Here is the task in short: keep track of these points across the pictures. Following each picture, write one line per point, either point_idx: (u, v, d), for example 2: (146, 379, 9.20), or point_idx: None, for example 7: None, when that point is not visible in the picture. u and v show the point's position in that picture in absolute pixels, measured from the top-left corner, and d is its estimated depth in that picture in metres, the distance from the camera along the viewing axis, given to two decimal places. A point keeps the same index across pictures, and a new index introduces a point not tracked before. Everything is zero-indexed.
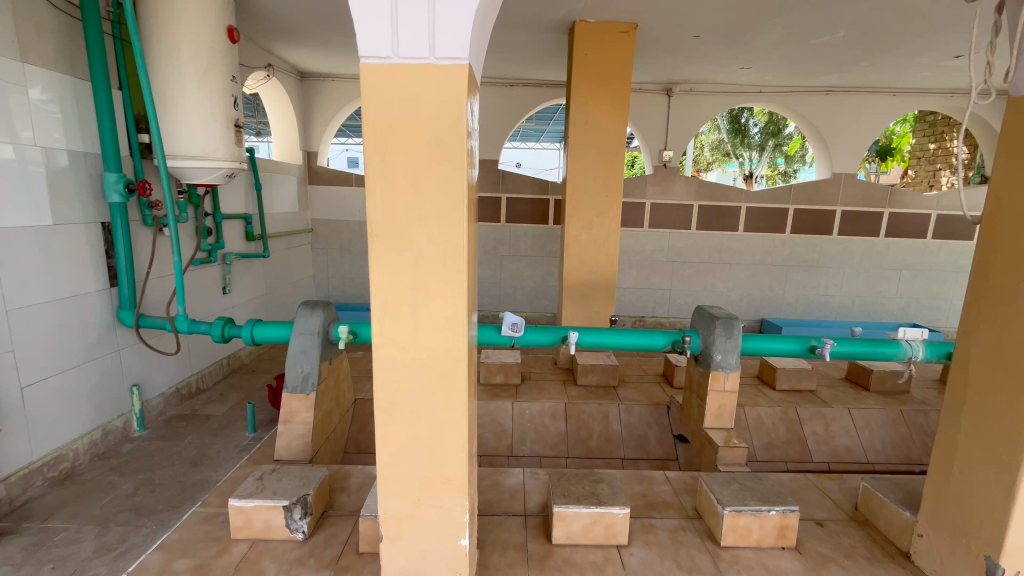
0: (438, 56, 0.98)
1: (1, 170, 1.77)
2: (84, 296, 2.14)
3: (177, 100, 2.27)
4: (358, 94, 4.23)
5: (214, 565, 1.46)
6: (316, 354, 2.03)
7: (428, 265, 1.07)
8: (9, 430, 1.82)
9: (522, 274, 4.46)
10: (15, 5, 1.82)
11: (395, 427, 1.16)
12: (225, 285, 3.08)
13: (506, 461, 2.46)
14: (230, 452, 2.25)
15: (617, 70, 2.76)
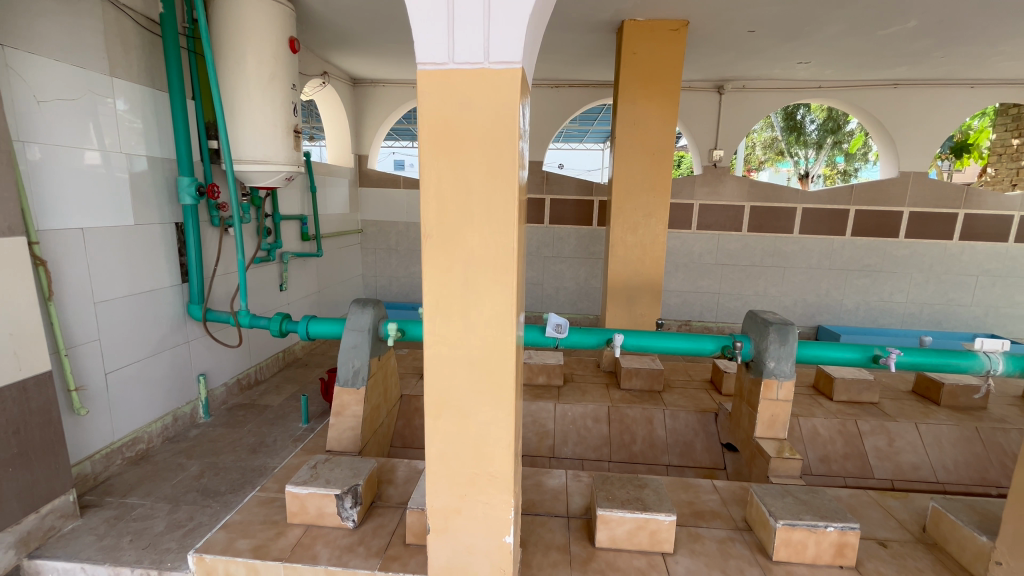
0: (492, 60, 1.00)
1: (90, 176, 1.95)
2: (159, 291, 2.32)
3: (243, 108, 2.42)
4: (406, 98, 4.35)
5: (272, 547, 1.54)
6: (366, 350, 2.10)
7: (478, 265, 1.09)
8: (95, 412, 1.99)
9: (565, 276, 4.45)
10: (105, 24, 2.00)
11: (444, 423, 1.19)
12: (282, 283, 3.24)
13: (547, 462, 2.47)
14: (284, 441, 2.37)
15: (666, 69, 2.71)
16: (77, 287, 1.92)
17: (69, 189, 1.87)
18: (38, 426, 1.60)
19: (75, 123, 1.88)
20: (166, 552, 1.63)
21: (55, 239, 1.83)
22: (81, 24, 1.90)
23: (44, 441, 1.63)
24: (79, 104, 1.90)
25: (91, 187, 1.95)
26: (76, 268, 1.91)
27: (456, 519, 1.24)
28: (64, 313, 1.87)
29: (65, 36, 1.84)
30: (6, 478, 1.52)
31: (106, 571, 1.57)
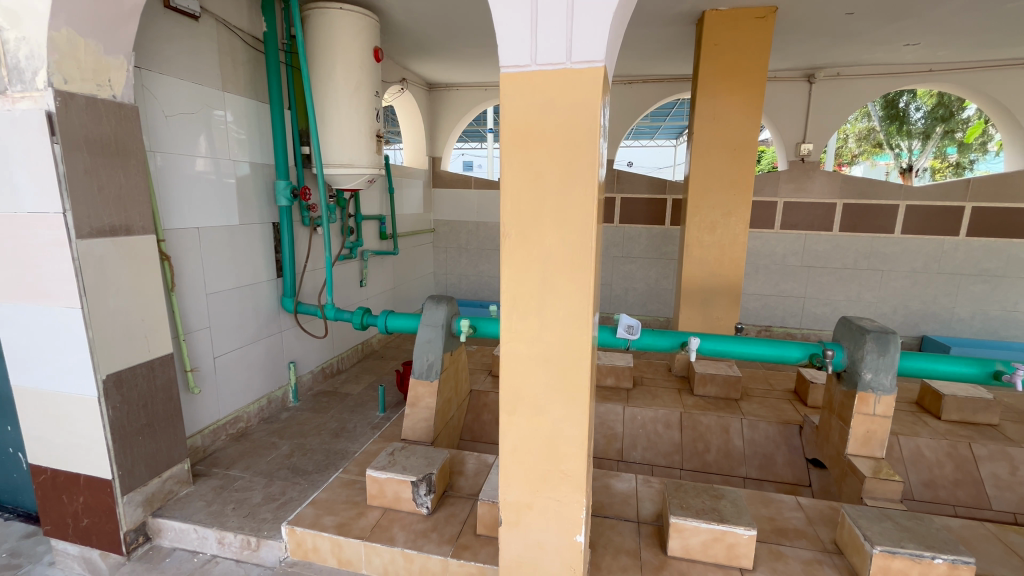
0: (574, 60, 1.00)
1: (204, 181, 2.18)
2: (258, 284, 2.55)
3: (332, 115, 2.60)
4: (479, 101, 4.46)
5: (354, 526, 1.65)
6: (440, 345, 2.18)
7: (555, 264, 1.10)
8: (205, 392, 2.24)
9: (634, 276, 4.34)
10: (219, 44, 2.23)
11: (519, 419, 1.21)
12: (362, 279, 3.44)
13: (615, 465, 2.44)
14: (364, 428, 2.52)
15: (750, 59, 2.57)
16: (193, 280, 2.16)
17: (187, 192, 2.10)
18: (161, 401, 1.83)
19: (194, 134, 2.12)
20: (263, 522, 1.79)
21: (177, 238, 2.07)
22: (200, 45, 2.13)
23: (166, 415, 1.85)
24: (197, 117, 2.13)
25: (204, 191, 2.19)
26: (193, 263, 2.15)
27: (528, 514, 1.26)
28: (183, 303, 2.11)
29: (187, 58, 2.08)
30: (138, 444, 1.74)
31: (214, 534, 1.75)
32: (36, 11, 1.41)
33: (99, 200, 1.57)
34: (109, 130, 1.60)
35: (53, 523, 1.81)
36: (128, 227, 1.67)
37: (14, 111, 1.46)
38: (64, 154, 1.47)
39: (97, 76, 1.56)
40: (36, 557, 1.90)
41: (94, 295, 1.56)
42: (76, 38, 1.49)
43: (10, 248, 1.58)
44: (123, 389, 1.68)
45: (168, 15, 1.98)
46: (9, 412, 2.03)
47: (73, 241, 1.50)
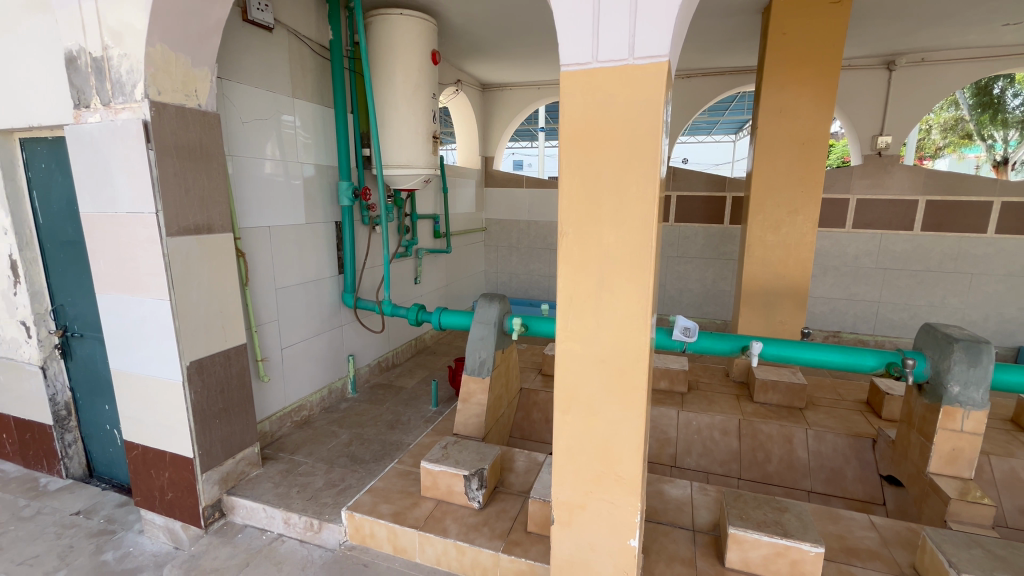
0: (636, 56, 0.98)
1: (274, 183, 2.32)
2: (321, 280, 2.68)
3: (392, 118, 2.70)
4: (532, 100, 4.47)
5: (409, 515, 1.71)
6: (492, 342, 2.20)
7: (614, 264, 1.08)
8: (273, 380, 2.38)
9: (690, 277, 4.21)
10: (290, 53, 2.37)
11: (573, 418, 1.20)
12: (416, 276, 3.54)
13: (668, 471, 2.38)
14: (417, 420, 2.59)
15: (822, 47, 2.42)
16: (265, 275, 2.30)
17: (260, 193, 2.24)
18: (236, 388, 1.97)
19: (266, 139, 2.26)
20: (324, 506, 1.88)
21: (251, 236, 2.21)
22: (273, 55, 2.27)
23: (240, 401, 1.99)
24: (269, 122, 2.27)
25: (274, 192, 2.33)
26: (264, 260, 2.29)
27: (581, 515, 1.25)
28: (255, 297, 2.26)
29: (262, 67, 2.21)
30: (215, 427, 1.89)
31: (281, 514, 1.86)
32: (136, 29, 1.55)
33: (186, 201, 1.71)
34: (195, 137, 1.74)
35: (142, 494, 1.99)
36: (209, 226, 1.81)
37: (116, 121, 1.62)
38: (158, 159, 1.61)
39: (185, 87, 1.70)
40: (129, 525, 2.11)
41: (180, 288, 1.71)
42: (168, 53, 1.63)
43: (110, 245, 1.76)
44: (203, 375, 1.82)
45: (246, 28, 2.12)
46: (107, 393, 2.25)
47: (164, 239, 1.64)
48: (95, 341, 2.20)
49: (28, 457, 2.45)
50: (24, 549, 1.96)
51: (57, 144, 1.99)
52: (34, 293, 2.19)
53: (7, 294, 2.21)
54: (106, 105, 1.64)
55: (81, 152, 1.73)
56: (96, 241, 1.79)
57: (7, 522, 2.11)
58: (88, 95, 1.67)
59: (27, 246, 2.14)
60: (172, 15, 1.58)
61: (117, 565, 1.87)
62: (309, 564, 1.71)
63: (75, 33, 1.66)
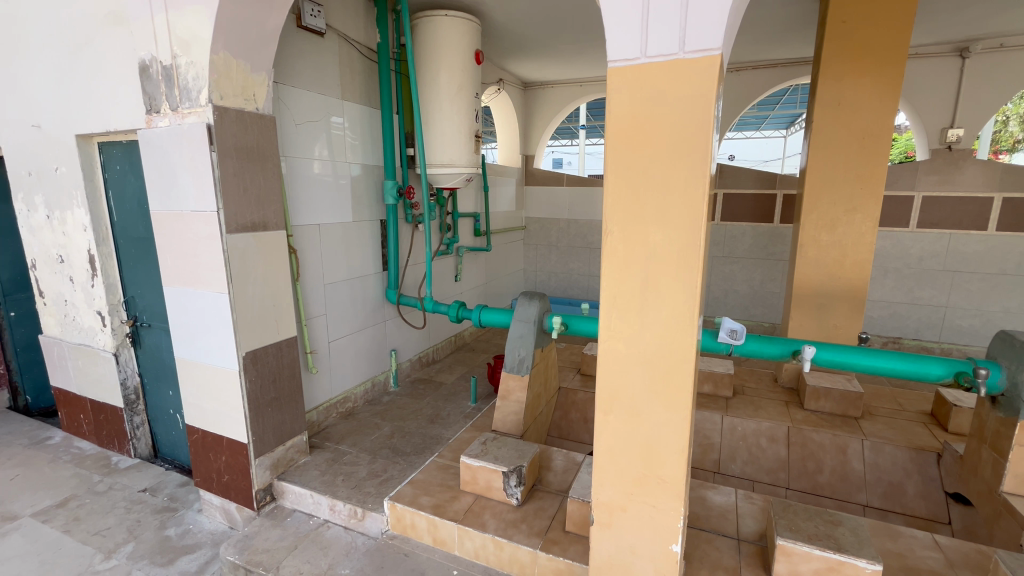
0: (687, 49, 0.96)
1: (324, 182, 2.41)
2: (366, 277, 2.77)
3: (436, 118, 2.75)
4: (573, 98, 4.44)
5: (448, 508, 1.74)
6: (532, 341, 2.20)
7: (660, 262, 1.06)
8: (321, 372, 2.48)
9: (736, 278, 4.06)
10: (340, 57, 2.45)
11: (614, 418, 1.19)
12: (457, 274, 3.59)
13: (711, 477, 2.32)
14: (457, 416, 2.63)
15: (886, 35, 2.28)
16: (314, 271, 2.40)
17: (311, 192, 2.34)
18: (287, 378, 2.06)
19: (317, 140, 2.35)
20: (368, 495, 1.94)
21: (302, 233, 2.31)
22: (324, 59, 2.35)
23: (290, 391, 2.09)
24: (319, 124, 2.36)
25: (324, 191, 2.42)
26: (314, 256, 2.39)
27: (621, 516, 1.24)
28: (305, 292, 2.36)
29: (314, 71, 2.30)
30: (267, 415, 1.98)
31: (327, 501, 1.94)
32: (201, 38, 1.65)
33: (245, 200, 1.81)
34: (252, 139, 1.83)
35: (201, 476, 2.12)
36: (265, 223, 1.90)
37: (183, 125, 1.73)
38: (219, 160, 1.71)
39: (245, 92, 1.79)
40: (189, 503, 2.25)
41: (238, 282, 1.80)
42: (230, 59, 1.72)
43: (176, 241, 1.88)
44: (258, 365, 1.91)
45: (300, 34, 2.21)
46: (171, 379, 2.41)
47: (224, 236, 1.74)
48: (161, 331, 2.35)
49: (102, 436, 2.66)
50: (99, 521, 2.13)
51: (130, 147, 2.14)
52: (109, 285, 2.37)
53: (86, 286, 2.41)
54: (174, 110, 1.76)
55: (152, 154, 1.85)
56: (163, 238, 1.91)
57: (84, 495, 2.30)
58: (158, 101, 1.79)
59: (103, 241, 2.32)
60: (233, 24, 1.66)
61: (179, 541, 2.02)
62: (353, 551, 1.77)
63: (148, 43, 1.78)
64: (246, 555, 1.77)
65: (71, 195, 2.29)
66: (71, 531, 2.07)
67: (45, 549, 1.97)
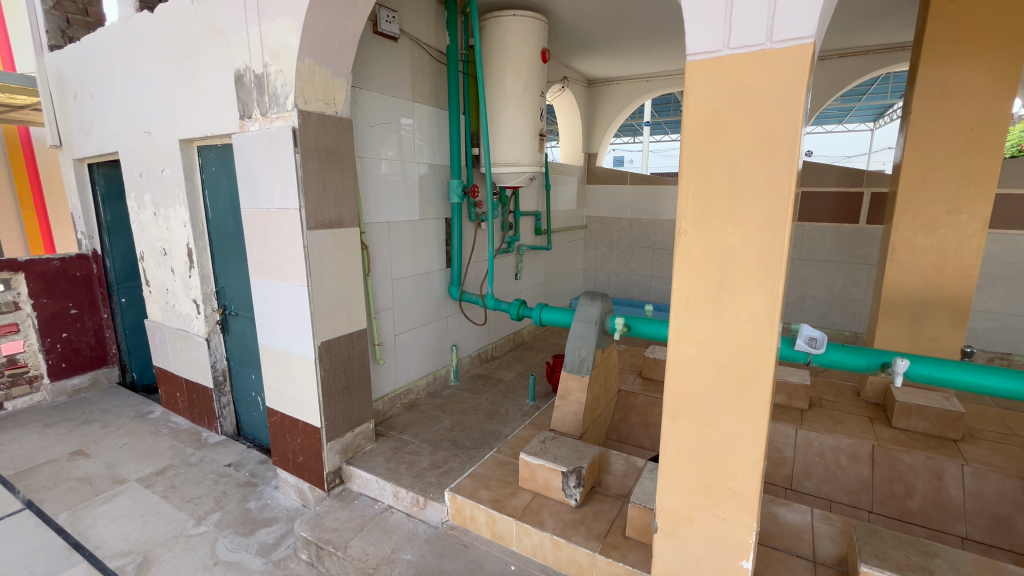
0: (775, 40, 0.91)
1: (393, 182, 2.51)
2: (431, 273, 2.85)
3: (501, 117, 2.78)
4: (639, 94, 4.33)
5: (507, 503, 1.76)
6: (593, 341, 2.17)
7: (737, 265, 1.02)
8: (387, 364, 2.59)
9: (814, 282, 3.80)
10: (411, 60, 2.53)
11: (682, 425, 1.15)
12: (517, 272, 3.61)
13: (783, 493, 2.19)
14: (515, 413, 2.64)
15: (1004, 14, 2.04)
16: (383, 267, 2.50)
17: (382, 191, 2.44)
18: (356, 368, 2.17)
19: (388, 140, 2.44)
20: (429, 485, 2.00)
21: (373, 230, 2.42)
22: (396, 63, 2.44)
23: (359, 380, 2.20)
24: (391, 126, 2.45)
25: (393, 190, 2.51)
26: (383, 252, 2.49)
27: (687, 527, 1.19)
28: (375, 286, 2.47)
29: (387, 74, 2.39)
30: (339, 401, 2.10)
31: (391, 487, 2.02)
32: (290, 47, 1.77)
33: (323, 198, 1.92)
34: (331, 140, 1.94)
35: (279, 455, 2.27)
36: (340, 221, 2.01)
37: (272, 128, 1.86)
38: (302, 161, 1.82)
39: (326, 96, 1.90)
40: (267, 480, 2.42)
41: (316, 276, 1.92)
42: (314, 66, 1.83)
43: (262, 237, 2.02)
44: (331, 354, 2.03)
45: (375, 39, 2.31)
46: (253, 364, 2.61)
47: (305, 232, 1.86)
48: (246, 320, 2.55)
49: (194, 413, 2.94)
50: (191, 490, 2.35)
51: (224, 150, 2.34)
52: (203, 276, 2.60)
53: (184, 277, 2.66)
54: (264, 115, 1.90)
55: (243, 156, 2.01)
56: (251, 234, 2.07)
57: (179, 465, 2.55)
58: (250, 107, 1.94)
59: (199, 236, 2.55)
60: (318, 33, 1.77)
61: (258, 514, 2.18)
62: (415, 537, 1.84)
63: (243, 53, 1.93)
64: (318, 532, 1.88)
65: (174, 193, 2.53)
66: (169, 497, 2.30)
67: (148, 511, 2.20)
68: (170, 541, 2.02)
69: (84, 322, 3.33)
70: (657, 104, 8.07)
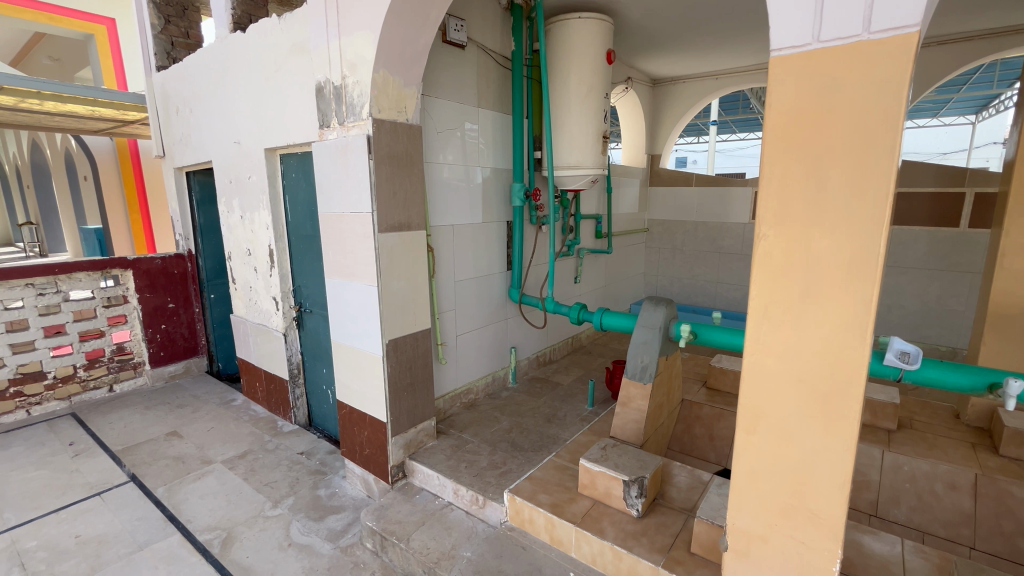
0: (873, 30, 0.84)
1: (458, 186, 2.57)
2: (492, 276, 2.89)
3: (565, 120, 2.78)
4: (708, 92, 4.17)
5: (567, 509, 1.75)
6: (656, 348, 2.11)
7: (824, 272, 0.95)
8: (449, 364, 2.66)
9: (904, 291, 3.48)
10: (478, 67, 2.59)
11: (758, 439, 1.09)
12: (577, 275, 3.58)
13: (866, 520, 2.03)
14: (574, 418, 2.62)
15: None
16: (447, 269, 2.57)
17: (447, 196, 2.51)
18: (421, 366, 2.24)
19: (453, 145, 2.50)
20: (488, 484, 2.02)
21: (438, 233, 2.49)
22: (464, 70, 2.51)
23: (423, 378, 2.27)
24: (456, 131, 2.52)
25: (457, 193, 2.57)
26: (447, 255, 2.56)
27: (761, 547, 1.13)
28: (439, 287, 2.54)
29: (454, 82, 2.46)
30: (404, 398, 2.18)
31: (451, 485, 2.06)
32: (366, 60, 1.86)
33: (393, 202, 2.00)
34: (402, 147, 2.02)
35: (347, 446, 2.39)
36: (409, 224, 2.09)
37: (348, 136, 1.97)
38: (375, 167, 1.91)
39: (398, 105, 1.99)
40: (335, 470, 2.56)
41: (385, 276, 2.00)
42: (388, 76, 1.91)
43: (336, 239, 2.14)
44: (398, 353, 2.11)
45: (444, 48, 2.38)
46: (325, 359, 2.77)
47: (376, 235, 1.95)
48: (320, 317, 2.71)
49: (271, 402, 3.15)
50: (269, 474, 2.52)
51: (304, 158, 2.50)
52: (283, 275, 2.79)
53: (266, 276, 2.87)
54: (342, 124, 2.01)
55: (322, 163, 2.14)
56: (327, 235, 2.20)
57: (258, 450, 2.75)
58: (329, 117, 2.06)
59: (280, 238, 2.75)
60: (393, 45, 1.85)
61: (327, 501, 2.31)
62: (474, 536, 1.87)
63: (323, 67, 2.06)
64: (382, 523, 1.96)
65: (259, 198, 2.74)
66: (249, 479, 2.48)
67: (231, 491, 2.39)
68: (251, 521, 2.18)
69: (179, 316, 3.67)
70: (725, 102, 7.74)
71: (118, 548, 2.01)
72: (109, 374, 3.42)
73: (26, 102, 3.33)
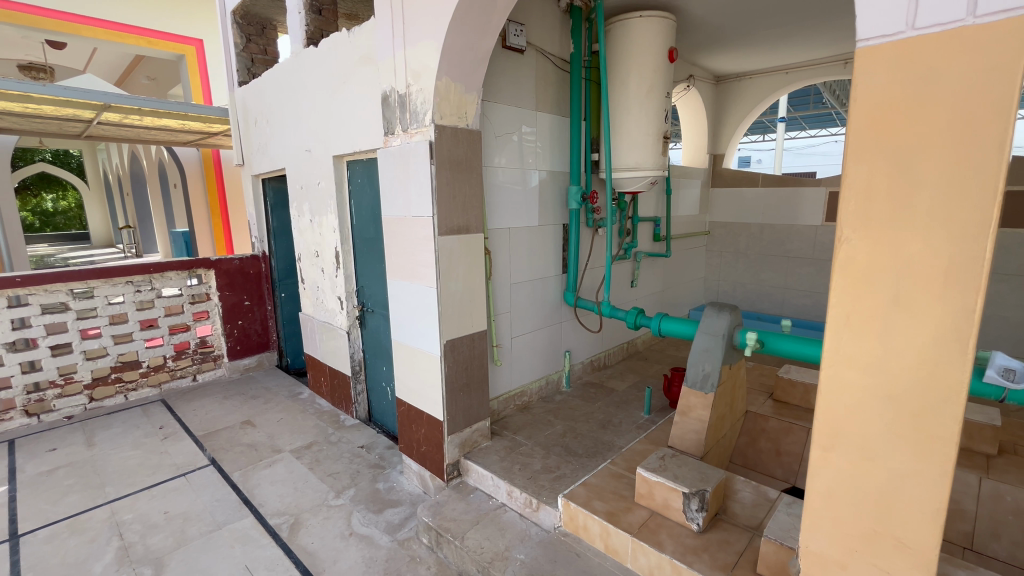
0: (979, 14, 0.76)
1: (515, 189, 2.59)
2: (547, 279, 2.88)
3: (624, 121, 2.73)
4: (776, 87, 3.95)
5: (623, 518, 1.71)
6: (719, 355, 2.02)
7: (917, 278, 0.87)
8: (504, 365, 2.68)
9: (1005, 300, 3.14)
10: (536, 70, 2.60)
11: (837, 457, 1.02)
12: (633, 280, 3.50)
13: (959, 553, 1.80)
14: (630, 425, 2.56)
15: None
16: (503, 271, 2.60)
17: (504, 198, 2.54)
18: (477, 367, 2.27)
19: (510, 148, 2.53)
20: (542, 488, 2.01)
21: (496, 236, 2.52)
22: (522, 74, 2.52)
23: (479, 379, 2.30)
24: (514, 135, 2.54)
25: (514, 196, 2.59)
26: (504, 257, 2.59)
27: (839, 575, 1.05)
28: (495, 290, 2.57)
29: (512, 86, 2.48)
30: (460, 398, 2.22)
31: (505, 486, 2.07)
32: (430, 68, 1.92)
33: (453, 206, 2.04)
34: (462, 152, 2.07)
35: (405, 442, 2.46)
36: (468, 226, 2.13)
37: (411, 143, 2.04)
38: (437, 172, 1.97)
39: (459, 111, 2.04)
40: (393, 465, 2.65)
41: (444, 278, 2.05)
42: (451, 84, 1.96)
43: (398, 241, 2.23)
44: (455, 352, 2.15)
45: (504, 54, 2.41)
46: (385, 357, 2.87)
47: (436, 238, 2.00)
48: (381, 317, 2.82)
49: (335, 397, 3.31)
50: (332, 465, 2.65)
51: (368, 164, 2.61)
52: (348, 276, 2.93)
53: (332, 276, 3.03)
54: (405, 131, 2.08)
55: (386, 168, 2.23)
56: (389, 238, 2.29)
57: (322, 442, 2.89)
58: (394, 125, 2.14)
59: (346, 241, 2.89)
60: (456, 52, 1.89)
61: (386, 495, 2.39)
62: (527, 538, 1.87)
63: (389, 77, 2.14)
64: (438, 520, 2.00)
65: (327, 203, 2.90)
66: (314, 469, 2.62)
67: (298, 479, 2.53)
68: (315, 509, 2.30)
69: (254, 313, 3.94)
70: (795, 97, 7.32)
71: (200, 526, 2.18)
72: (193, 365, 3.73)
73: (129, 118, 3.71)
